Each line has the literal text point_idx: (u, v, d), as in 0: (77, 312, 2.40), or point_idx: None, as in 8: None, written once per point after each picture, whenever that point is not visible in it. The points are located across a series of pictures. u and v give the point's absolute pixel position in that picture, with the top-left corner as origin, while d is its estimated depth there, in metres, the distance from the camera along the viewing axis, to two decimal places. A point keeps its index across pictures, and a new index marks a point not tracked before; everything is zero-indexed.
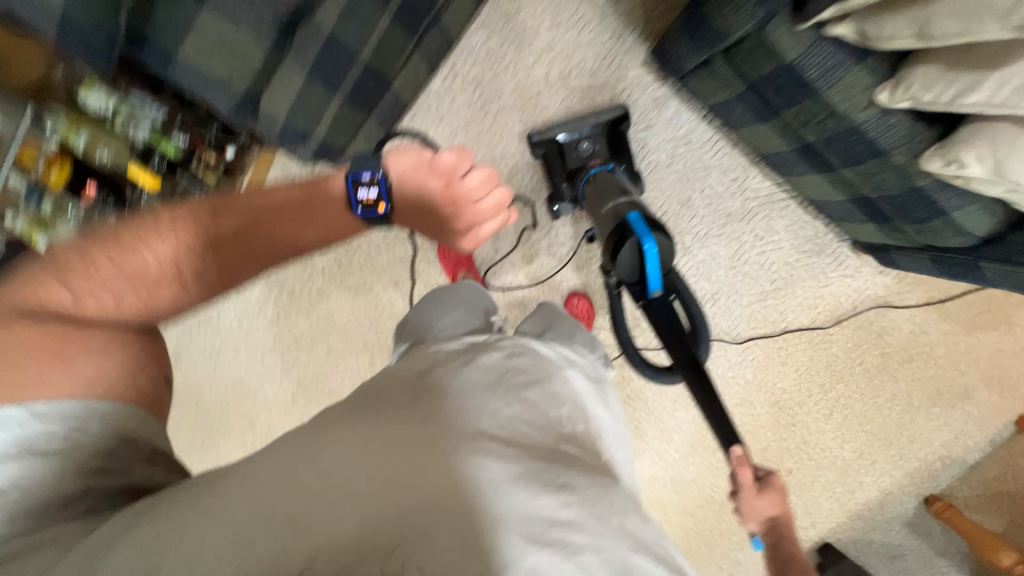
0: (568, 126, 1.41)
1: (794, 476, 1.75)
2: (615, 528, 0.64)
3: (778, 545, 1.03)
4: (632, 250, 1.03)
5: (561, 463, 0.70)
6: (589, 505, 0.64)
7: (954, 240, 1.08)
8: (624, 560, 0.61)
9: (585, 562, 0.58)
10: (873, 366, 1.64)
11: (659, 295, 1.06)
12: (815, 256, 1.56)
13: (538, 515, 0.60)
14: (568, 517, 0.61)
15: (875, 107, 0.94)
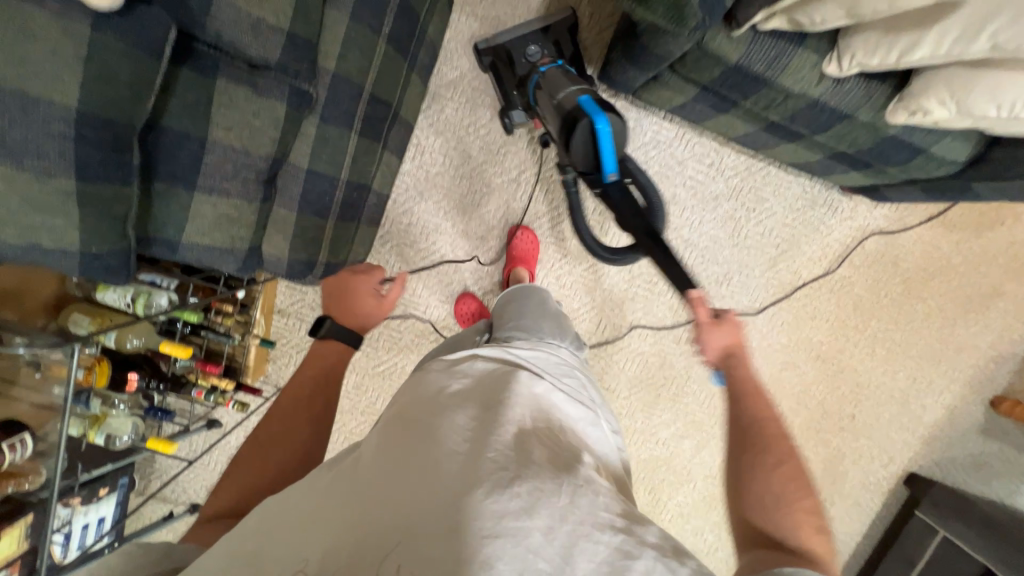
0: (513, 31, 1.33)
1: (858, 420, 1.76)
2: (573, 507, 0.54)
3: (733, 375, 0.92)
4: (585, 130, 0.97)
5: (522, 449, 0.61)
6: (541, 487, 0.55)
7: (940, 170, 1.11)
8: (581, 542, 0.51)
9: (532, 548, 0.50)
10: (898, 294, 1.66)
11: (614, 181, 1.00)
12: (809, 210, 1.59)
13: (486, 512, 0.52)
14: (517, 507, 0.52)
15: (828, 79, 0.99)
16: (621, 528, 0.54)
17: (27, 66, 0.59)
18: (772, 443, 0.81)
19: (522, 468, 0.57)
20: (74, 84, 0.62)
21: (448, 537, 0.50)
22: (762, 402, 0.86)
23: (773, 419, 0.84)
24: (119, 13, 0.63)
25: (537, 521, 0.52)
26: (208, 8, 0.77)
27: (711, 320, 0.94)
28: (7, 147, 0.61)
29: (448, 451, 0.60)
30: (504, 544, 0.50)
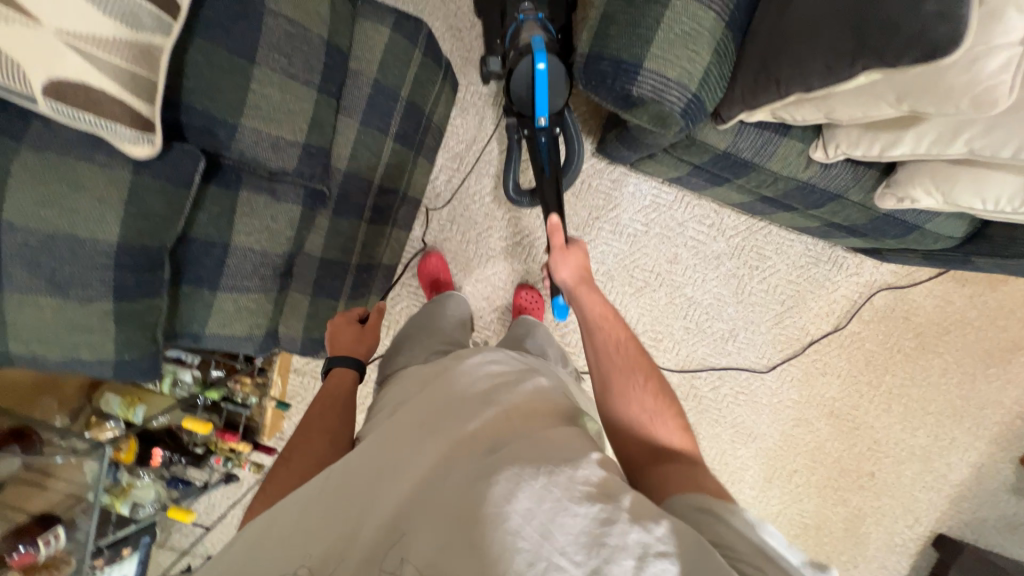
0: None
1: (878, 477, 1.71)
2: (553, 487, 0.52)
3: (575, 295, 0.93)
4: (526, 67, 1.15)
5: (510, 439, 0.60)
6: (524, 469, 0.54)
7: (938, 244, 1.11)
8: (561, 517, 0.50)
9: (514, 529, 0.49)
10: (912, 349, 1.63)
11: (542, 127, 1.18)
12: (814, 267, 1.59)
13: (471, 500, 0.52)
14: (501, 490, 0.52)
15: (815, 165, 1.02)
16: (603, 501, 0.52)
17: (78, 213, 0.67)
18: (625, 357, 0.78)
19: (507, 452, 0.56)
20: (115, 222, 0.70)
21: (438, 531, 0.51)
22: (609, 319, 0.85)
23: (620, 332, 0.82)
24: (153, 155, 0.71)
25: (519, 502, 0.51)
26: (233, 134, 0.85)
27: (562, 249, 0.96)
28: (56, 281, 0.68)
29: (441, 448, 0.60)
30: (489, 529, 0.49)
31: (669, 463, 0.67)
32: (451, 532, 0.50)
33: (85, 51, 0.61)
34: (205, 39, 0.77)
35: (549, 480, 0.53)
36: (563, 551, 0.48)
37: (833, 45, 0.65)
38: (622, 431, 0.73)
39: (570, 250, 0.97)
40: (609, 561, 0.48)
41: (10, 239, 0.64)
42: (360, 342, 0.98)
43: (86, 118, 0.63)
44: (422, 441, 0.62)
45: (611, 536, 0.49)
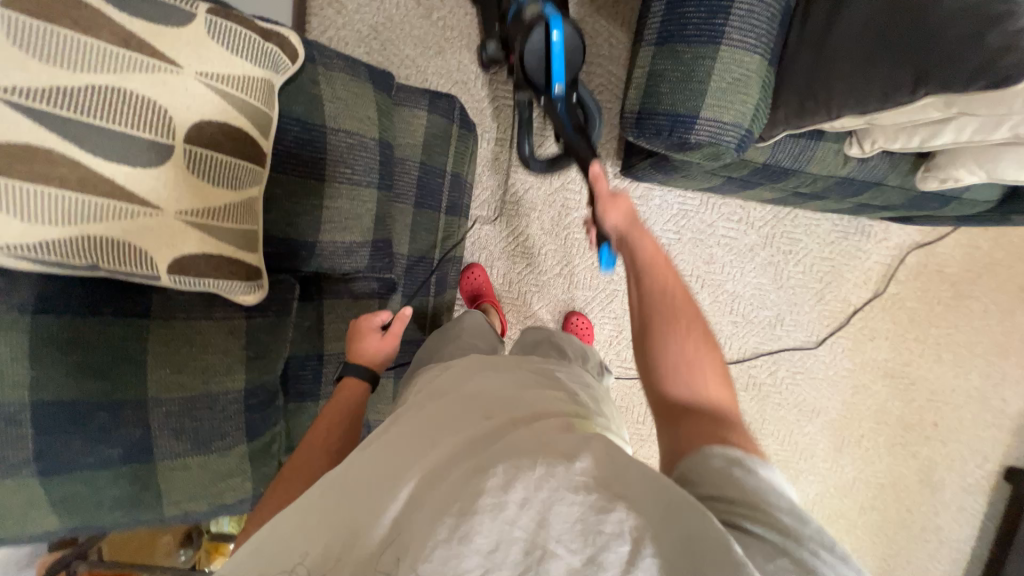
0: None
1: (942, 424, 1.76)
2: (552, 472, 0.44)
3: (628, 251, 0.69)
4: (539, 38, 0.98)
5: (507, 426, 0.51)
6: (520, 455, 0.46)
7: (975, 208, 1.16)
8: (563, 506, 0.42)
9: (507, 519, 0.41)
10: (950, 299, 1.69)
11: (559, 95, 1.01)
12: (844, 240, 1.65)
13: (456, 494, 0.43)
14: (492, 478, 0.43)
15: (853, 160, 1.06)
16: (603, 487, 0.43)
17: (210, 370, 0.69)
18: (673, 310, 0.60)
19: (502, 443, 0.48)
20: (240, 369, 0.72)
21: (421, 524, 0.42)
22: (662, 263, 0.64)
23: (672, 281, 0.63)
24: (264, 298, 0.73)
25: (515, 489, 0.42)
26: (314, 250, 0.87)
27: (609, 194, 0.72)
28: (199, 439, 0.69)
29: (433, 443, 0.52)
30: (478, 521, 0.41)
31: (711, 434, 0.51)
32: (434, 524, 0.41)
33: (200, 224, 0.62)
34: (279, 172, 0.80)
35: (547, 467, 0.44)
36: (558, 539, 0.40)
37: (886, 73, 0.69)
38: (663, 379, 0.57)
39: (621, 194, 0.73)
40: (608, 551, 0.39)
41: (155, 414, 0.65)
42: (379, 351, 0.85)
43: (206, 285, 0.65)
44: (414, 435, 0.54)
45: (620, 528, 0.40)
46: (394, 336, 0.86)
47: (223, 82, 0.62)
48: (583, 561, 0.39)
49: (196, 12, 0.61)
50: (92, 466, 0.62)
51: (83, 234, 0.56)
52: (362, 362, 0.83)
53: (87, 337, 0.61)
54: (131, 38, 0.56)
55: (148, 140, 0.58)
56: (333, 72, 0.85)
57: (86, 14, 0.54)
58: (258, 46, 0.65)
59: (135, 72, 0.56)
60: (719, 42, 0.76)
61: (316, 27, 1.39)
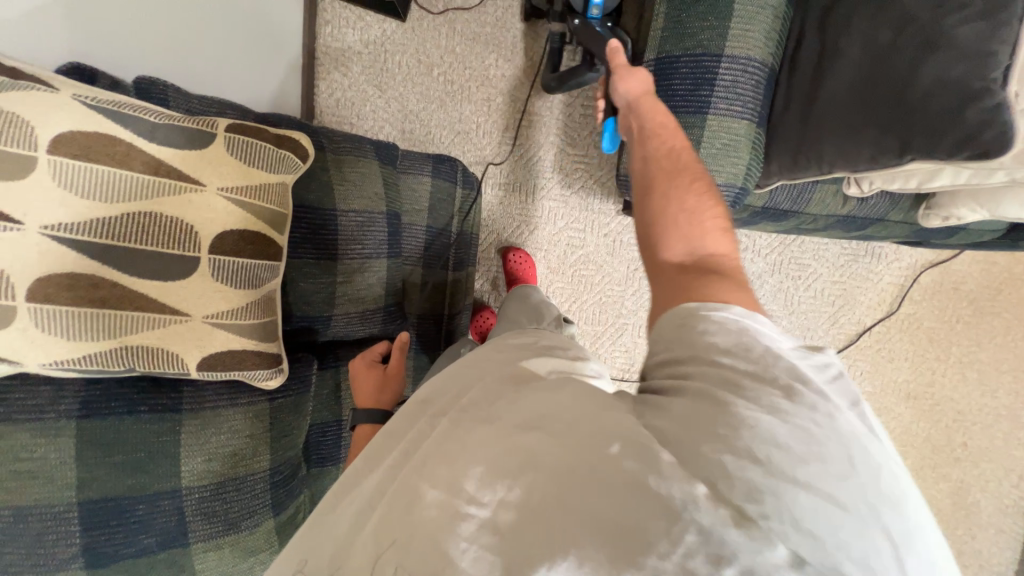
0: None
1: (972, 444, 1.69)
2: (470, 444, 0.46)
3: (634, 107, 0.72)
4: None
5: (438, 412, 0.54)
6: (438, 438, 0.49)
7: (986, 236, 1.13)
8: (486, 473, 0.43)
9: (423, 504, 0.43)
10: (970, 316, 1.65)
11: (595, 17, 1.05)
12: (854, 263, 1.64)
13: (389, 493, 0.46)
14: (421, 467, 0.46)
15: (852, 200, 1.06)
16: (513, 433, 0.46)
17: (238, 453, 0.73)
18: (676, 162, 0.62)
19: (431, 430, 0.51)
20: (266, 449, 0.76)
21: (363, 539, 0.44)
22: (667, 129, 0.67)
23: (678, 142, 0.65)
24: (284, 380, 0.77)
25: (436, 472, 0.45)
26: (329, 323, 0.92)
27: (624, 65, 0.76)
28: (230, 520, 0.73)
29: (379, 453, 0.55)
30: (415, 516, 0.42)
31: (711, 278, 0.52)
32: (376, 534, 0.43)
33: (225, 323, 0.67)
34: (294, 257, 0.85)
35: (465, 438, 0.47)
36: (469, 499, 0.42)
37: (875, 139, 0.71)
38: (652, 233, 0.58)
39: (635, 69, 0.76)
40: (517, 492, 0.42)
41: (190, 499, 0.70)
42: (384, 389, 0.85)
43: (233, 375, 0.70)
44: (363, 459, 0.55)
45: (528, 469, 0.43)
46: (393, 370, 0.87)
47: (242, 193, 0.67)
48: (492, 510, 0.42)
49: (216, 132, 0.66)
50: (132, 554, 0.67)
51: (124, 345, 0.61)
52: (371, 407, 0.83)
53: (127, 435, 0.66)
54: (161, 164, 0.62)
55: (177, 255, 0.63)
56: (340, 155, 0.91)
57: (121, 148, 0.60)
58: (272, 154, 0.70)
59: (165, 195, 0.62)
60: (706, 111, 0.79)
61: (323, 91, 1.39)
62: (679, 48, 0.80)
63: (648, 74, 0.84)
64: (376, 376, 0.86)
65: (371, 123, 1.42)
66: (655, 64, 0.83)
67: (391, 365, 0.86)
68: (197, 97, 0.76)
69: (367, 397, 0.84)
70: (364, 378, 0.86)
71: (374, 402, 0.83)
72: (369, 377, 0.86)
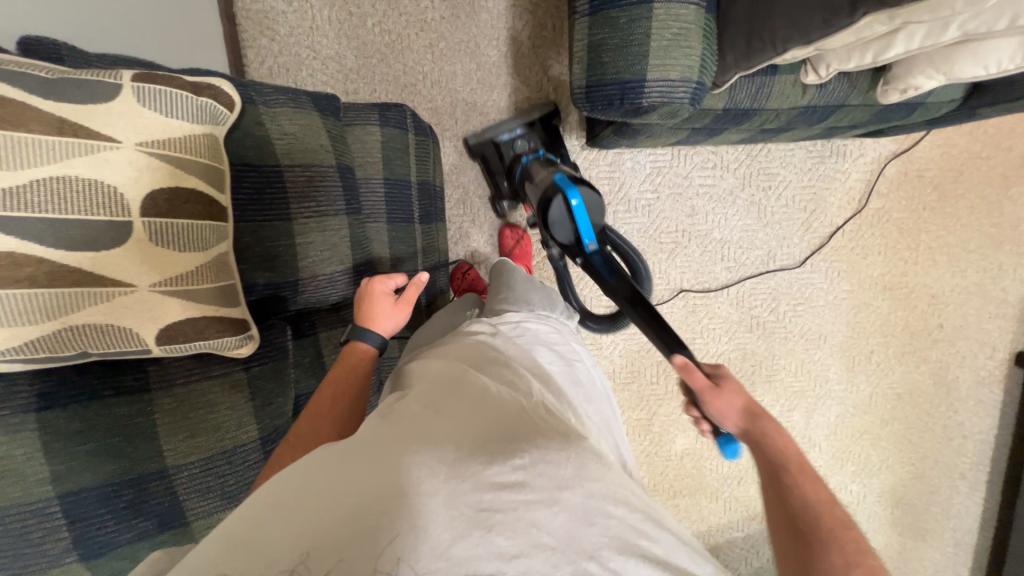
0: (502, 126, 1.34)
1: (948, 325, 1.76)
2: (582, 481, 0.49)
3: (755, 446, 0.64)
4: (559, 209, 0.92)
5: (524, 420, 0.56)
6: (546, 456, 0.50)
7: (943, 108, 1.13)
8: (589, 519, 0.47)
9: (536, 523, 0.45)
10: (936, 202, 1.68)
11: (594, 252, 0.93)
12: (821, 165, 1.64)
13: (482, 484, 0.46)
14: (528, 484, 0.47)
15: (811, 88, 1.04)
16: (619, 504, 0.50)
17: (222, 426, 0.71)
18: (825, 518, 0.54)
19: (518, 437, 0.52)
20: (251, 419, 0.73)
21: (428, 508, 0.43)
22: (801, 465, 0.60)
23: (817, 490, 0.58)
24: (256, 347, 0.74)
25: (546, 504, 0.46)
26: (297, 289, 0.88)
27: (714, 390, 0.67)
28: (228, 493, 0.71)
29: (458, 422, 0.54)
30: (518, 532, 0.44)
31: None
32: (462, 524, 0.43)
33: (177, 290, 0.63)
34: (242, 220, 0.79)
35: (577, 471, 0.50)
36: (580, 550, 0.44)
37: (824, 1, 0.69)
38: None
39: (723, 386, 0.68)
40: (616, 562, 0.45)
41: (180, 477, 0.67)
42: (390, 321, 0.87)
43: (198, 346, 0.66)
44: (428, 415, 0.55)
45: (624, 532, 0.47)
46: (406, 302, 0.88)
47: (166, 147, 0.61)
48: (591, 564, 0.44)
49: (122, 83, 0.60)
50: (130, 541, 0.64)
51: (68, 325, 0.57)
52: (372, 330, 0.85)
53: (96, 422, 0.62)
54: (65, 122, 0.55)
55: (105, 221, 0.57)
56: (275, 108, 0.84)
57: (14, 108, 0.53)
58: (193, 103, 0.64)
59: (75, 156, 0.56)
60: (651, 1, 0.75)
61: (253, 59, 1.30)
62: None
63: None
64: (387, 304, 0.87)
65: (311, 87, 1.34)
66: None
67: (405, 299, 0.88)
68: (96, 55, 0.68)
69: (370, 320, 0.85)
70: (372, 303, 0.86)
71: (374, 328, 0.85)
72: (377, 304, 0.86)
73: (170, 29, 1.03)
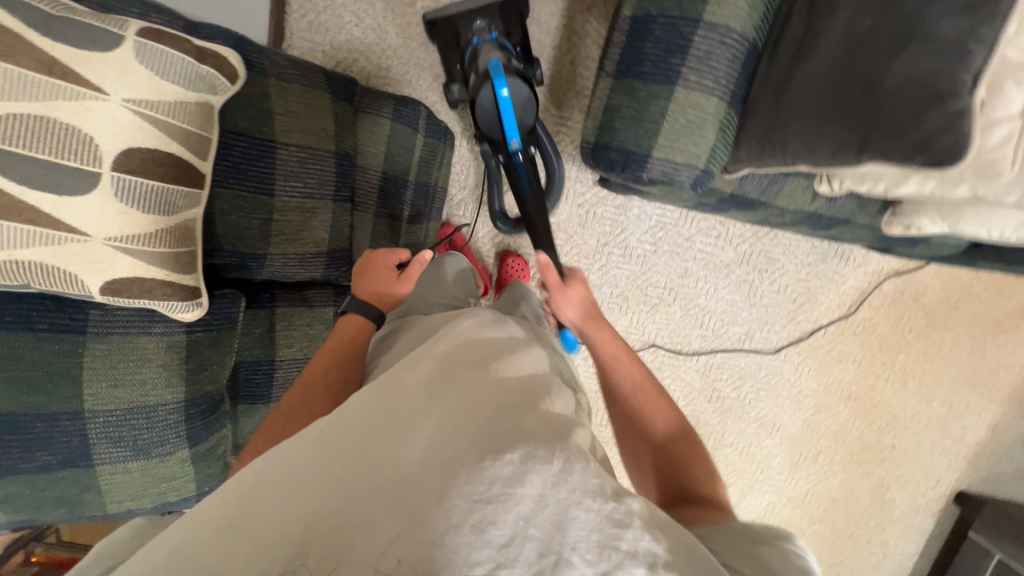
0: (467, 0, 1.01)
1: (900, 447, 1.77)
2: (572, 474, 0.45)
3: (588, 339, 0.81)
4: (487, 100, 0.91)
5: (520, 412, 0.53)
6: (539, 449, 0.47)
7: (947, 250, 1.12)
8: (572, 511, 0.43)
9: (525, 516, 0.42)
10: (923, 328, 1.68)
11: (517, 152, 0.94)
12: (822, 262, 1.64)
13: (470, 476, 0.44)
14: (520, 477, 0.44)
15: (821, 197, 1.03)
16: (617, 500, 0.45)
17: (148, 383, 0.72)
18: (647, 395, 0.73)
19: (512, 429, 0.49)
20: (181, 381, 0.74)
21: (423, 506, 0.42)
22: (623, 360, 0.76)
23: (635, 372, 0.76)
24: (203, 313, 0.74)
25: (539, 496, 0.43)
26: (263, 263, 0.88)
27: (557, 284, 0.84)
28: (140, 446, 0.73)
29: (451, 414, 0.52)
30: (508, 525, 0.41)
31: (703, 505, 0.60)
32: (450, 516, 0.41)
33: (130, 248, 0.63)
34: (224, 188, 0.80)
35: (566, 464, 0.46)
36: (574, 548, 0.41)
37: (837, 135, 0.67)
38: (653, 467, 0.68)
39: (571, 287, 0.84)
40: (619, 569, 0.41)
41: (95, 422, 0.69)
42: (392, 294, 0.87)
43: (140, 304, 0.67)
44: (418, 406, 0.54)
45: (619, 532, 0.43)
46: (409, 278, 0.88)
47: (151, 108, 0.61)
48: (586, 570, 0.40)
49: (124, 35, 0.59)
50: (34, 469, 0.67)
51: (12, 259, 0.58)
52: (372, 303, 0.85)
53: (24, 353, 0.64)
54: (55, 64, 0.56)
55: (72, 168, 0.58)
56: (285, 83, 0.84)
57: (7, 41, 0.54)
58: (193, 70, 0.63)
59: (56, 99, 0.56)
60: (675, 82, 0.74)
61: (294, 11, 1.29)
62: (656, 8, 0.74)
63: (622, 33, 0.78)
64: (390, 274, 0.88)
65: (343, 54, 1.33)
66: (632, 24, 0.77)
67: (408, 278, 0.87)
68: None
69: (370, 291, 0.85)
70: (374, 277, 0.86)
71: (374, 301, 0.85)
72: (379, 278, 0.86)
73: (204, 7, 1.16)
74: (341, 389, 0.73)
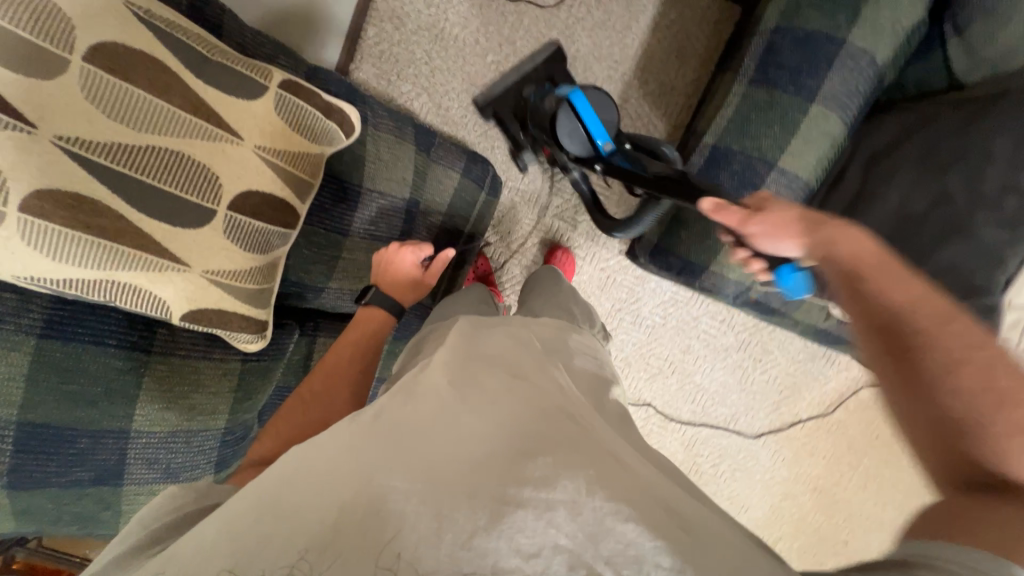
0: (510, 78, 1.20)
1: (852, 543, 1.86)
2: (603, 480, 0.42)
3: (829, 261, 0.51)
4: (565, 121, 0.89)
5: (555, 418, 0.49)
6: (571, 454, 0.44)
7: None
8: (609, 522, 0.39)
9: (554, 522, 0.38)
10: (888, 436, 1.81)
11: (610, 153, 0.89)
12: (810, 361, 1.74)
13: (500, 476, 0.41)
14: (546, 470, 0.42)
15: (834, 318, 1.13)
16: (650, 512, 0.41)
17: (195, 408, 0.71)
18: (938, 326, 0.45)
19: (545, 434, 0.46)
20: (225, 409, 0.74)
21: (450, 504, 0.38)
22: (884, 273, 0.49)
23: (901, 295, 0.47)
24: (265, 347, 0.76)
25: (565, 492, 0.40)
26: (320, 294, 0.88)
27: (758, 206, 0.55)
28: (170, 470, 0.72)
29: (483, 409, 0.49)
30: (528, 523, 0.38)
31: (1002, 506, 0.38)
32: (471, 511, 0.38)
33: (222, 282, 0.64)
34: (305, 223, 0.82)
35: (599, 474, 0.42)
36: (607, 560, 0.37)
37: None
38: (916, 435, 0.44)
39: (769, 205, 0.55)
40: None
41: (135, 442, 0.67)
42: (413, 289, 0.90)
43: (214, 331, 0.67)
44: (446, 397, 0.51)
45: (662, 547, 0.38)
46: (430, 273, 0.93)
47: (277, 156, 0.63)
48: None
49: (268, 86, 0.62)
50: (62, 484, 0.64)
51: (110, 277, 0.57)
52: (391, 294, 0.88)
53: (86, 366, 0.62)
54: (202, 105, 0.57)
55: (191, 202, 0.59)
56: (380, 132, 0.88)
57: (164, 78, 0.55)
58: (318, 124, 0.66)
59: (195, 137, 0.58)
60: None
61: (371, 38, 1.33)
62: (738, 144, 0.81)
63: (701, 156, 0.85)
64: (412, 269, 0.90)
65: (410, 87, 1.37)
66: (711, 150, 0.84)
67: (425, 273, 0.91)
68: (253, 32, 0.70)
69: (385, 282, 0.88)
70: (392, 270, 0.89)
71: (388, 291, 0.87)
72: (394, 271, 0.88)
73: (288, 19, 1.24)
74: (360, 370, 0.79)
